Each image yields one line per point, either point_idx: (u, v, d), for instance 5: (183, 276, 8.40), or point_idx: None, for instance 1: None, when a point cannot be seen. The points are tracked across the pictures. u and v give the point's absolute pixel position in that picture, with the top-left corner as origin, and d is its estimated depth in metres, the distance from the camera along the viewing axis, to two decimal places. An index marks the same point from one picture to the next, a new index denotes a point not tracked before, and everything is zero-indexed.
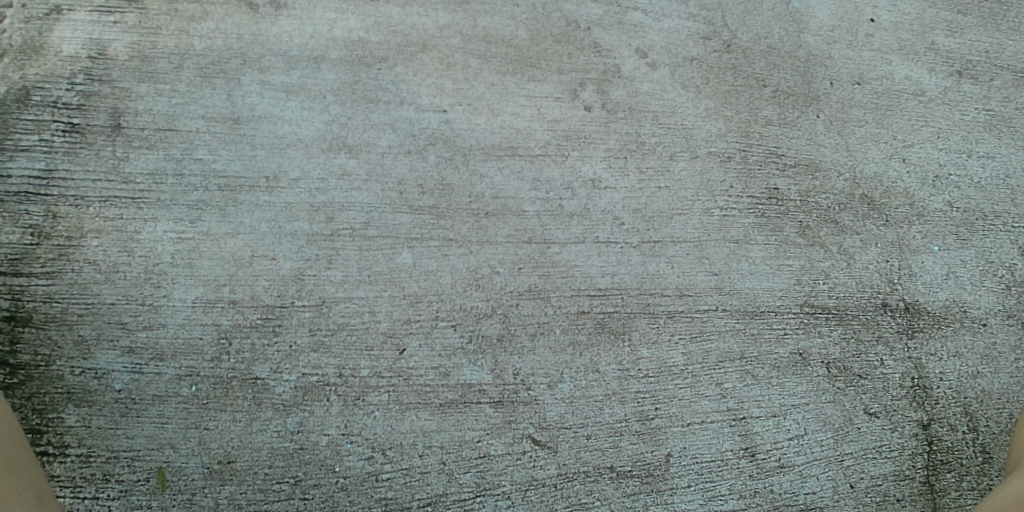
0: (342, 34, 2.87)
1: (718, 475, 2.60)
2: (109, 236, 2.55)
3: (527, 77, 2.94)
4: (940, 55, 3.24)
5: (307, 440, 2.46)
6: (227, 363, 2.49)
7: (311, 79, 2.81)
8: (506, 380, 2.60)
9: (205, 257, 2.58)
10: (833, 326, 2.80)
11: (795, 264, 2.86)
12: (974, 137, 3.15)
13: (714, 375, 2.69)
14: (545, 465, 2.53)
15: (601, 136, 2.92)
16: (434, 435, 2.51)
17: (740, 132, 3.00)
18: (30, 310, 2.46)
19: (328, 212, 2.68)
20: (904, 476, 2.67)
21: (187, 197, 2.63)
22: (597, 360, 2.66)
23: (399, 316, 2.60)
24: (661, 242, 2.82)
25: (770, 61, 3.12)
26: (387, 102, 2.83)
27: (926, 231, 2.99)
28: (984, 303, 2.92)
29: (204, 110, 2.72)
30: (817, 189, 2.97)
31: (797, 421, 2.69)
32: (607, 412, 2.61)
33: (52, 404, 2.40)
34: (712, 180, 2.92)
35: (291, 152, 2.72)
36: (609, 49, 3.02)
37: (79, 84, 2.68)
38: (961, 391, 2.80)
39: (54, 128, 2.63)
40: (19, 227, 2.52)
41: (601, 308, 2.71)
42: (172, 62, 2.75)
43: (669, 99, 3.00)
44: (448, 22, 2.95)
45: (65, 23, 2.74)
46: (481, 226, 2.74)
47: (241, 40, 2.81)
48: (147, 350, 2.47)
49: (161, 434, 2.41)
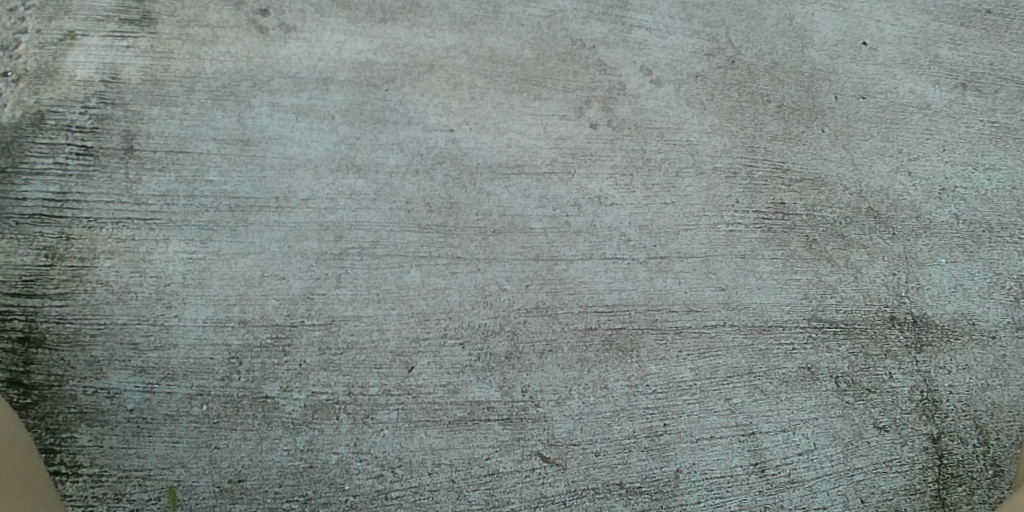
0: (350, 56, 2.91)
1: (727, 490, 2.58)
2: (122, 257, 2.59)
3: (533, 95, 2.97)
4: (943, 68, 3.26)
5: (317, 459, 2.47)
6: (238, 382, 2.51)
7: (320, 100, 2.85)
8: (514, 397, 2.60)
9: (216, 277, 2.61)
10: (841, 340, 2.80)
11: (802, 278, 2.87)
12: (979, 149, 3.16)
13: (722, 391, 2.69)
14: (555, 482, 2.53)
15: (607, 153, 2.94)
16: (443, 452, 2.51)
17: (745, 147, 3.02)
18: (44, 331, 2.49)
19: (336, 232, 2.70)
20: (915, 491, 2.66)
21: (198, 218, 2.66)
22: (605, 377, 2.66)
23: (408, 335, 2.62)
24: (668, 257, 2.83)
25: (775, 77, 3.14)
26: (394, 122, 2.86)
27: (933, 244, 2.99)
28: (993, 315, 2.91)
29: (214, 132, 2.76)
30: (824, 204, 2.98)
31: (806, 436, 2.68)
32: (616, 428, 2.61)
33: (65, 424, 2.42)
34: (718, 195, 2.94)
35: (300, 173, 2.75)
36: (613, 66, 3.06)
37: (92, 107, 2.73)
38: (971, 404, 2.79)
39: (68, 151, 2.67)
40: (33, 249, 2.56)
41: (609, 324, 2.72)
42: (183, 85, 2.79)
43: (674, 115, 3.03)
44: (454, 42, 2.99)
45: (78, 48, 2.79)
46: (488, 244, 2.76)
47: (250, 63, 2.85)
48: (159, 370, 2.50)
49: (172, 453, 2.42)
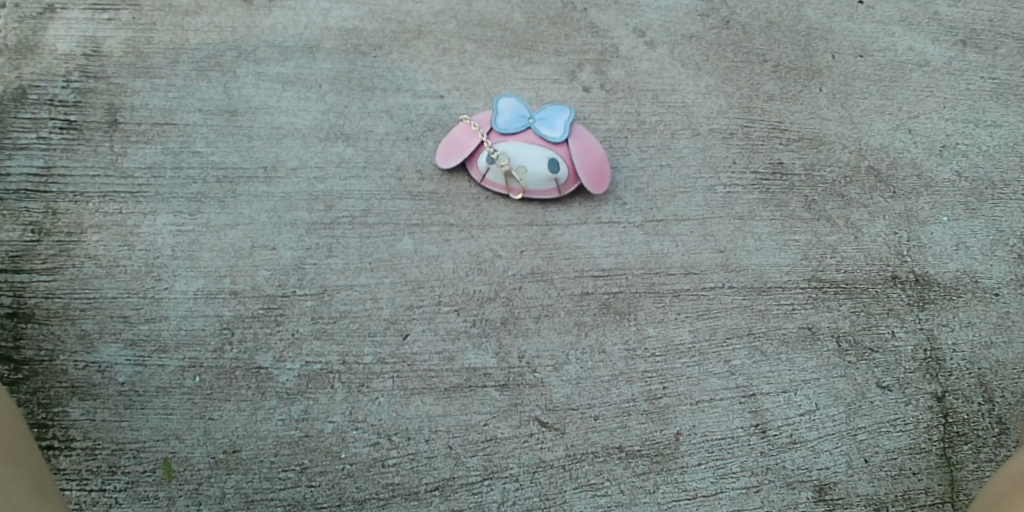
0: (336, 24, 3.01)
1: (729, 452, 2.49)
2: (109, 231, 2.57)
3: (523, 60, 3.02)
4: (942, 25, 3.31)
5: (312, 428, 2.39)
6: (230, 353, 2.45)
7: (306, 70, 2.92)
8: (511, 363, 2.54)
9: (205, 249, 2.58)
10: (842, 300, 2.76)
11: (802, 239, 2.83)
12: (981, 106, 3.15)
13: (722, 353, 2.63)
14: (553, 447, 2.44)
15: (601, 117, 2.94)
16: (440, 419, 2.44)
17: (741, 107, 3.03)
18: (33, 306, 2.44)
19: (326, 201, 2.70)
20: (920, 449, 2.56)
21: (185, 190, 2.66)
22: (603, 341, 2.60)
23: (401, 302, 2.58)
24: (665, 220, 2.80)
25: (770, 37, 3.20)
26: (383, 90, 2.91)
27: (934, 202, 2.96)
28: (996, 273, 2.86)
29: (200, 103, 2.81)
30: (821, 163, 2.97)
31: (808, 396, 2.61)
32: (615, 392, 2.53)
33: (58, 399, 2.35)
34: (715, 156, 2.93)
35: (288, 142, 2.78)
36: (606, 29, 3.13)
37: (74, 81, 2.80)
38: (974, 362, 2.72)
39: (51, 126, 2.71)
40: (19, 224, 2.54)
41: (606, 289, 2.68)
42: (167, 57, 2.88)
43: (669, 77, 3.05)
44: (443, 8, 3.10)
45: (59, 21, 2.89)
46: (481, 210, 2.76)
47: (235, 33, 2.95)
48: (150, 343, 2.44)
49: (166, 426, 2.35)
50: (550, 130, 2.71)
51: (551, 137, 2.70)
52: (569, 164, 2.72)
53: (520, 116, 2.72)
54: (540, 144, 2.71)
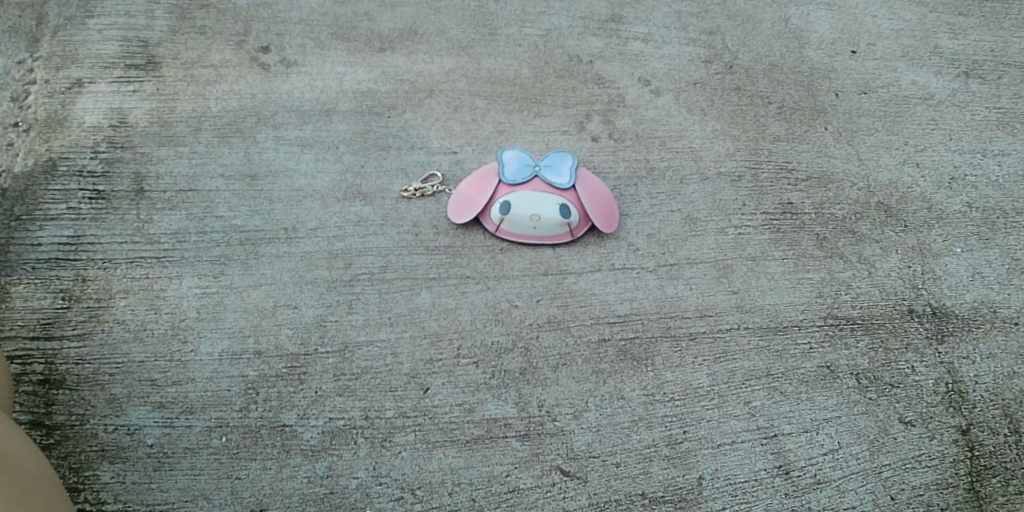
0: (351, 86, 3.15)
1: (753, 495, 2.46)
2: (137, 296, 2.64)
3: (533, 113, 3.15)
4: (945, 57, 3.43)
5: (337, 485, 2.40)
6: (255, 412, 2.49)
7: (323, 132, 3.03)
8: (531, 413, 2.55)
9: (230, 310, 2.65)
10: (859, 337, 2.76)
11: (815, 276, 2.86)
12: (986, 137, 3.23)
13: (741, 394, 2.62)
14: (576, 495, 2.42)
15: (610, 165, 3.05)
16: (462, 472, 2.44)
17: (749, 150, 3.12)
18: (64, 372, 2.50)
19: (346, 259, 2.77)
20: (946, 485, 2.51)
21: (209, 253, 2.75)
22: (622, 387, 2.61)
23: (421, 357, 2.62)
24: (678, 265, 2.85)
25: (774, 79, 3.32)
26: (398, 148, 3.02)
27: (946, 234, 2.99)
28: (1014, 302, 2.86)
29: (222, 169, 2.91)
30: (832, 200, 3.03)
31: (831, 435, 2.58)
32: (635, 439, 2.53)
33: (89, 462, 2.38)
34: (724, 200, 3.00)
35: (308, 203, 2.87)
36: (611, 80, 3.27)
37: (102, 152, 2.91)
38: (998, 393, 2.68)
39: (80, 197, 2.81)
40: (50, 293, 2.62)
41: (622, 334, 2.70)
42: (190, 125, 3.00)
43: (675, 123, 3.17)
44: (453, 66, 3.25)
45: (86, 95, 3.02)
46: (496, 262, 2.81)
47: (255, 99, 3.08)
48: (177, 404, 2.48)
49: (194, 486, 2.37)
50: (557, 177, 2.80)
51: (558, 184, 2.79)
52: (579, 208, 2.81)
53: (526, 165, 2.81)
54: (550, 192, 2.80)
